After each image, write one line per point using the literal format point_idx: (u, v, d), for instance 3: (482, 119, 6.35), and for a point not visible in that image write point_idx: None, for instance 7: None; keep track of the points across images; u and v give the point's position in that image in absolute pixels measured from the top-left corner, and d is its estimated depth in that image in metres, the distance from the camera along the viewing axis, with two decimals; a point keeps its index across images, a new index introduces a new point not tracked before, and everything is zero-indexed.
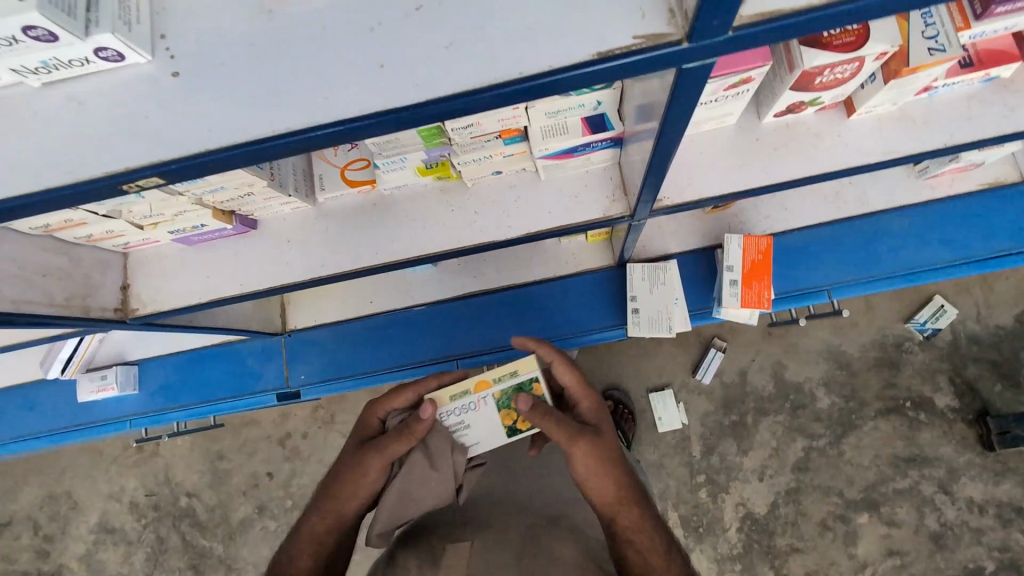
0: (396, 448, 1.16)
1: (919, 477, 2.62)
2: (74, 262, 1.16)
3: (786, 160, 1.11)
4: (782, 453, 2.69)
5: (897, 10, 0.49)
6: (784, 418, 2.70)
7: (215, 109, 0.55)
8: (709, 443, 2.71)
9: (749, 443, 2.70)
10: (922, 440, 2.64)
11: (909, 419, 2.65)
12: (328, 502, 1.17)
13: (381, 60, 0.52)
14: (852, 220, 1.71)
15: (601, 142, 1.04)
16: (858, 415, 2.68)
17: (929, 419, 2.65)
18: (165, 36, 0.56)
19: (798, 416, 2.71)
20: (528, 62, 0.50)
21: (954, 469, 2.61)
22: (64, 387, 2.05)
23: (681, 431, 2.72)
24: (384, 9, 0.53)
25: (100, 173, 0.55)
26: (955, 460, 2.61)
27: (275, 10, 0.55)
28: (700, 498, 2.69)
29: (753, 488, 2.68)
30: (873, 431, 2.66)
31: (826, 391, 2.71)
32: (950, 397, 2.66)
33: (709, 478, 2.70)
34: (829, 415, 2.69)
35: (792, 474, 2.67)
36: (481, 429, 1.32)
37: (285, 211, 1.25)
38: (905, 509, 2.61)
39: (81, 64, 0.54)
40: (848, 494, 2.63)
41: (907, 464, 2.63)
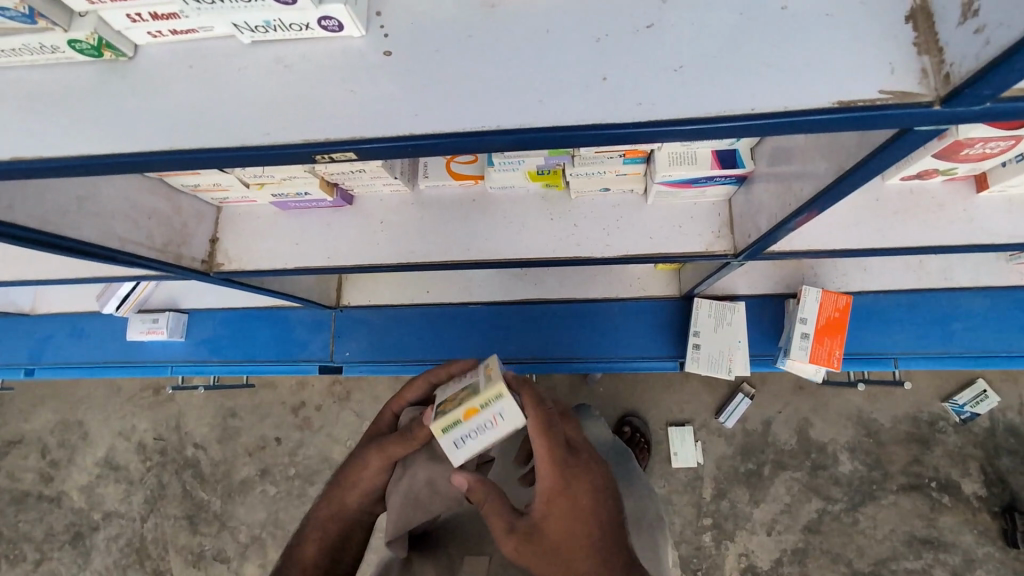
0: (397, 448, 0.99)
1: (932, 560, 2.54)
2: (176, 209, 1.17)
3: (905, 224, 1.09)
4: (795, 510, 2.63)
5: None
6: (803, 475, 2.65)
7: (424, 92, 0.54)
8: (721, 487, 2.66)
9: (763, 494, 2.64)
10: (942, 523, 2.56)
11: (932, 500, 2.58)
12: (337, 492, 1.04)
13: (605, 72, 0.52)
14: (933, 292, 1.67)
15: (726, 178, 1.01)
16: (879, 486, 2.61)
17: (952, 503, 2.57)
18: (380, 14, 0.56)
19: (817, 476, 2.64)
20: (762, 98, 0.49)
21: (971, 559, 2.53)
22: (112, 323, 2.07)
23: (694, 470, 2.67)
24: (613, 21, 0.53)
25: (300, 141, 0.55)
26: (973, 549, 2.53)
27: (499, 5, 0.55)
28: (704, 541, 2.63)
29: (759, 541, 2.61)
30: (893, 505, 2.59)
31: (850, 455, 2.65)
32: (978, 484, 2.58)
33: (716, 522, 2.64)
34: (849, 480, 2.63)
35: (802, 534, 2.61)
36: (450, 387, 1.02)
37: (383, 192, 1.25)
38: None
39: (299, 29, 0.54)
40: (856, 564, 2.56)
41: (921, 544, 2.55)
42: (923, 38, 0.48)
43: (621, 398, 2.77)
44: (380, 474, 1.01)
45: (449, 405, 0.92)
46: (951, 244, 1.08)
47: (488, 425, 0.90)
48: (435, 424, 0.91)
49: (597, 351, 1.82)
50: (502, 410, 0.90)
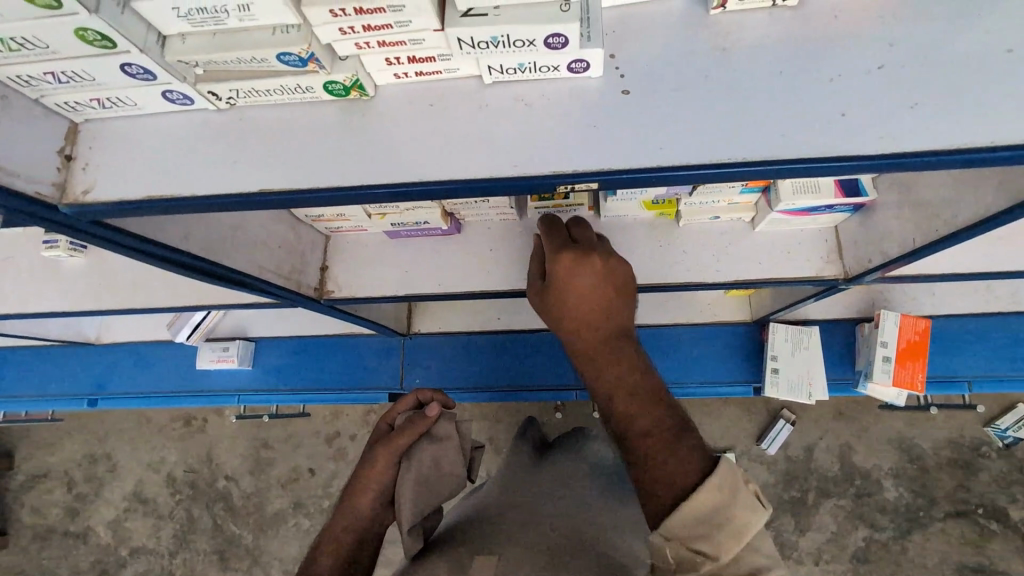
0: (403, 440, 1.15)
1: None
2: (297, 237, 1.20)
3: (1014, 251, 1.13)
4: (842, 539, 2.60)
5: None
6: (849, 502, 2.63)
7: (667, 127, 0.58)
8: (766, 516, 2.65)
9: (807, 523, 2.63)
10: (992, 550, 2.54)
11: (981, 527, 2.56)
12: (348, 503, 1.09)
13: (842, 108, 0.56)
14: (1003, 316, 1.71)
15: (845, 206, 1.05)
16: (926, 513, 2.59)
17: (1002, 530, 2.55)
18: (615, 57, 0.61)
19: (862, 504, 2.62)
20: (1004, 132, 0.52)
21: None
22: (177, 352, 2.09)
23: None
24: (844, 64, 0.57)
25: (547, 172, 0.58)
26: None
27: (729, 49, 0.59)
28: None
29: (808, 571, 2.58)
30: (941, 533, 2.57)
31: (894, 482, 2.63)
32: None
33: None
34: (896, 507, 2.60)
35: (850, 563, 2.57)
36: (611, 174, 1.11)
37: (491, 220, 1.29)
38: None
39: (547, 70, 0.59)
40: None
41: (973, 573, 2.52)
42: None
43: None
44: (389, 469, 1.13)
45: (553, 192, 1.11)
46: None
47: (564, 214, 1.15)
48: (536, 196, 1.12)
49: (671, 376, 1.81)
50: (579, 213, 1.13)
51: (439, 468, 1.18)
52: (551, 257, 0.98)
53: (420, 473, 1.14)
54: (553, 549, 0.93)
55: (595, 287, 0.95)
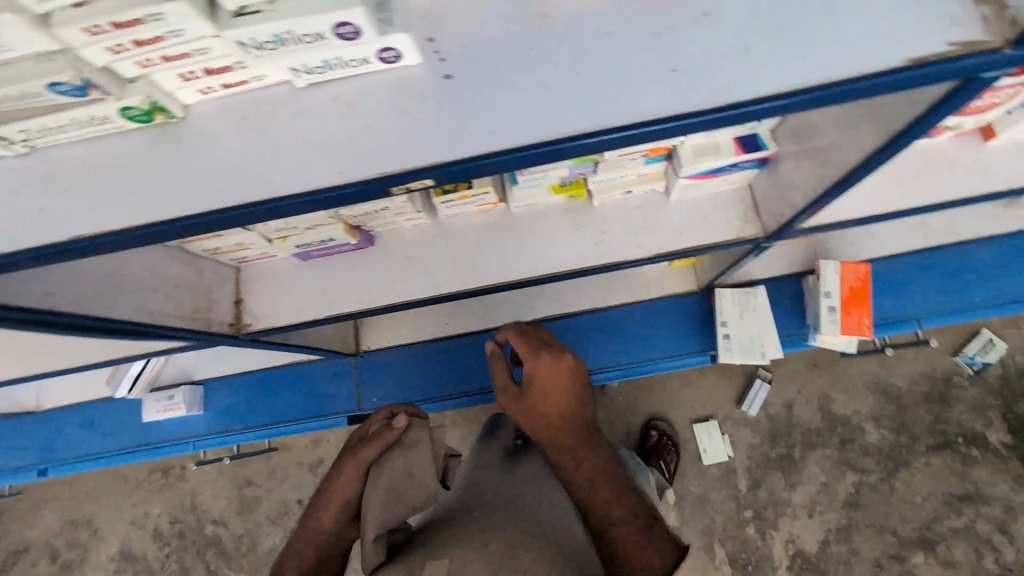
0: (366, 452, 1.07)
1: (974, 516, 2.41)
2: (198, 274, 1.13)
3: (923, 185, 1.12)
4: (833, 487, 2.49)
5: None
6: (834, 451, 2.52)
7: (495, 109, 0.54)
8: (757, 476, 2.51)
9: (797, 477, 2.50)
10: (976, 477, 2.43)
11: (962, 455, 2.45)
12: (309, 520, 1.03)
13: (673, 64, 0.52)
14: (939, 249, 1.73)
15: (749, 163, 1.02)
16: (909, 450, 2.48)
17: (983, 456, 2.45)
18: (433, 40, 0.56)
19: (845, 450, 2.51)
20: (835, 68, 0.50)
21: (1012, 507, 2.40)
22: (123, 407, 1.99)
23: (728, 463, 2.52)
24: (670, 15, 0.53)
25: (375, 175, 0.54)
26: (1012, 498, 2.41)
27: (551, 15, 0.55)
28: (748, 534, 2.47)
29: (803, 525, 2.46)
30: (927, 468, 2.46)
31: (874, 424, 2.52)
32: (1003, 432, 2.47)
33: (760, 511, 2.48)
34: (880, 448, 2.50)
35: (844, 510, 2.45)
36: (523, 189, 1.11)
37: (404, 227, 1.24)
38: (963, 549, 2.37)
39: (357, 64, 0.54)
40: (903, 532, 2.42)
41: (961, 502, 2.41)
42: None
43: (642, 403, 2.62)
44: (353, 482, 1.05)
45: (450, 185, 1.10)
46: (971, 195, 1.11)
47: (469, 202, 1.16)
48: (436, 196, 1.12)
49: (627, 356, 1.80)
50: (483, 198, 1.14)
51: (414, 474, 1.09)
52: (527, 358, 1.07)
53: (390, 482, 1.05)
54: (512, 537, 0.94)
55: (567, 383, 1.04)
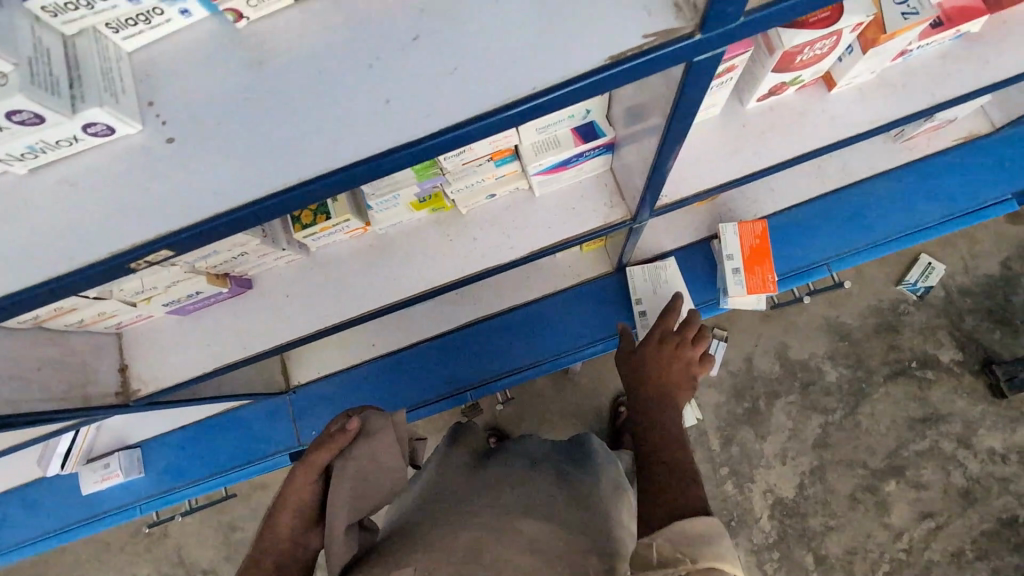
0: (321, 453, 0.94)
1: (937, 436, 2.20)
2: (67, 350, 1.09)
3: (775, 141, 1.13)
4: (801, 432, 2.25)
5: None
6: (798, 396, 2.27)
7: (221, 168, 0.53)
8: (726, 433, 2.28)
9: (767, 427, 2.27)
10: (935, 398, 2.22)
11: (918, 380, 2.24)
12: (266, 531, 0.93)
13: (387, 95, 0.51)
14: (839, 192, 1.74)
15: (593, 151, 1.02)
16: (867, 382, 2.25)
17: (938, 376, 2.23)
18: (152, 103, 0.54)
19: (810, 393, 2.27)
20: (538, 77, 0.49)
21: (971, 422, 2.19)
22: (63, 483, 1.95)
23: (698, 426, 2.27)
24: (380, 44, 0.52)
25: (106, 255, 0.52)
26: (969, 413, 2.20)
27: (266, 60, 0.54)
28: (726, 491, 2.23)
29: (778, 472, 2.23)
30: (886, 398, 2.24)
31: (832, 363, 2.29)
32: (952, 349, 2.25)
33: (734, 469, 2.25)
34: (839, 387, 2.27)
35: (815, 453, 2.23)
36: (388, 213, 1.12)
37: (279, 266, 1.22)
38: (931, 472, 2.18)
39: (68, 143, 0.52)
40: (872, 463, 2.20)
41: (921, 424, 2.21)
42: None
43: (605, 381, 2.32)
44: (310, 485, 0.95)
45: (308, 219, 1.08)
46: (825, 144, 1.12)
47: (338, 231, 1.14)
48: (298, 231, 1.10)
49: (554, 349, 1.82)
50: (348, 226, 1.12)
51: (376, 466, 0.95)
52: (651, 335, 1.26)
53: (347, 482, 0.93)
54: (473, 537, 0.81)
55: (676, 361, 1.19)
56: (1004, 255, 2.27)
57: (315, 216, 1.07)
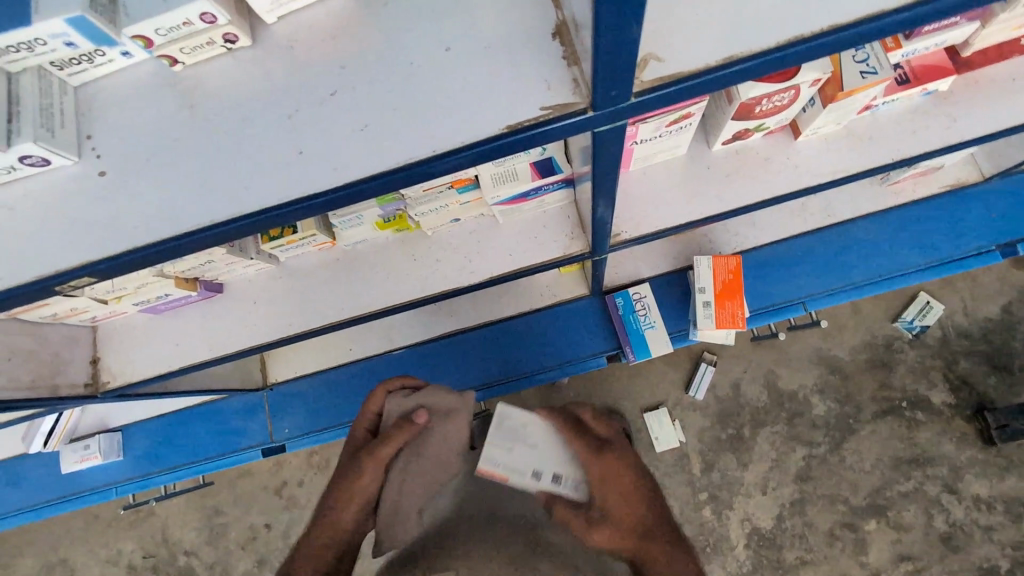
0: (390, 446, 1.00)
1: (923, 478, 2.17)
2: (41, 342, 1.15)
3: (740, 184, 1.14)
4: (783, 463, 2.23)
5: (764, 71, 0.52)
6: (782, 427, 2.25)
7: (145, 203, 0.56)
8: (708, 459, 2.25)
9: (749, 456, 2.24)
10: (923, 439, 2.19)
11: (907, 421, 2.20)
12: (326, 516, 0.99)
13: (300, 146, 0.54)
14: (822, 231, 1.74)
15: (554, 184, 1.06)
16: (855, 419, 2.23)
17: (928, 418, 2.20)
18: (91, 137, 0.58)
19: (795, 426, 2.25)
20: (439, 140, 0.52)
21: (957, 467, 2.16)
22: (46, 461, 2.01)
23: (680, 449, 2.26)
24: (300, 97, 0.55)
25: (32, 278, 0.55)
26: (957, 457, 2.17)
27: (196, 104, 0.57)
28: (704, 517, 2.23)
29: (757, 503, 2.22)
30: (873, 436, 2.21)
31: (820, 397, 2.26)
32: (945, 392, 2.21)
33: (712, 495, 2.23)
34: (826, 421, 2.24)
35: (795, 486, 2.21)
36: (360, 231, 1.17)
37: (250, 272, 1.26)
38: (913, 514, 2.15)
39: (7, 171, 0.55)
40: (853, 500, 2.18)
41: (908, 464, 2.18)
42: (569, 50, 0.51)
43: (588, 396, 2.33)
44: (375, 480, 0.99)
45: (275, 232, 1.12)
46: (788, 191, 1.13)
47: (305, 243, 1.18)
48: (264, 242, 1.14)
49: (527, 366, 1.83)
50: (315, 240, 1.16)
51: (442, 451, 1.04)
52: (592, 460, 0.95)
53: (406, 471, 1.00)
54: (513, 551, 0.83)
55: (631, 481, 0.96)
56: (1005, 299, 2.24)
57: (282, 230, 1.12)
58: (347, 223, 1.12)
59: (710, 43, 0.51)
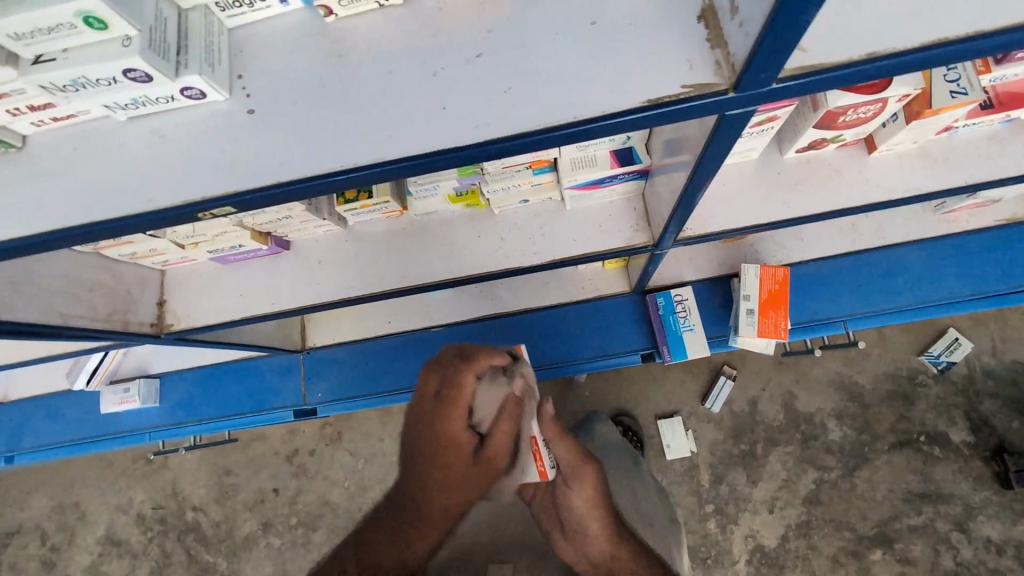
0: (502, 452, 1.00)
1: (933, 514, 2.16)
2: (116, 278, 1.19)
3: (806, 194, 1.15)
4: (794, 484, 2.23)
5: (894, 73, 0.54)
6: (796, 448, 2.25)
7: (287, 141, 0.59)
8: (718, 471, 2.26)
9: (760, 473, 2.25)
10: (938, 475, 2.18)
11: (924, 455, 2.19)
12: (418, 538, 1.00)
13: (444, 101, 0.57)
14: (869, 252, 1.73)
15: (628, 175, 1.08)
16: (870, 448, 2.22)
17: (945, 454, 2.19)
18: (242, 77, 0.62)
19: (810, 448, 2.25)
20: (580, 107, 0.54)
21: (970, 507, 2.15)
22: (85, 399, 2.08)
23: (690, 459, 2.27)
24: (446, 56, 0.59)
25: (177, 203, 0.59)
26: (971, 497, 2.15)
27: (345, 55, 0.61)
28: (709, 528, 2.23)
29: (763, 520, 2.22)
30: (888, 467, 2.20)
31: (838, 422, 2.26)
32: (966, 431, 2.20)
33: (718, 508, 2.24)
34: (841, 447, 2.24)
35: (804, 508, 2.21)
36: (435, 202, 1.21)
37: (317, 233, 1.30)
38: (920, 549, 2.14)
39: (166, 101, 0.60)
40: (860, 529, 2.18)
41: (920, 499, 2.17)
42: (714, 32, 0.54)
43: (608, 395, 2.34)
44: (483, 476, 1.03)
45: (352, 194, 1.15)
46: (853, 205, 1.14)
47: (375, 210, 1.21)
48: (338, 204, 1.17)
49: (559, 357, 1.85)
50: (386, 207, 1.20)
51: None
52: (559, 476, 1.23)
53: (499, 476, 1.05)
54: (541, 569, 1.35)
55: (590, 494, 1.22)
56: None
57: (358, 193, 1.14)
58: (421, 192, 1.15)
59: (847, 38, 0.53)
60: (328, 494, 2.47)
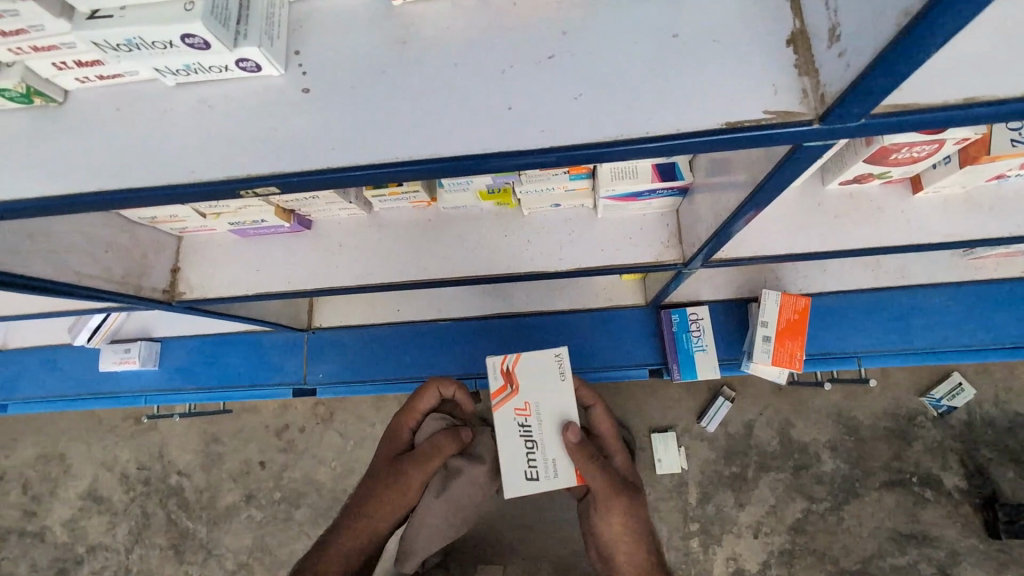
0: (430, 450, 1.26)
1: (917, 556, 2.15)
2: (132, 239, 1.17)
3: (846, 228, 1.12)
4: (781, 512, 2.22)
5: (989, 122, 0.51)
6: (788, 475, 2.23)
7: (339, 123, 0.57)
8: (707, 490, 2.24)
9: (749, 496, 2.23)
10: (926, 517, 2.16)
11: (915, 496, 2.18)
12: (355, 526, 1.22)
13: (510, 102, 0.55)
14: (891, 291, 1.72)
15: (667, 190, 1.06)
16: (862, 484, 2.20)
17: (935, 498, 2.17)
18: (299, 53, 0.60)
19: (801, 476, 2.23)
20: (654, 123, 0.52)
21: (955, 552, 2.13)
22: (85, 355, 2.06)
23: (680, 476, 2.25)
24: (515, 54, 0.56)
25: (220, 177, 0.57)
26: (957, 542, 2.14)
27: (410, 41, 0.59)
28: (691, 546, 2.21)
29: (746, 543, 2.21)
30: (877, 504, 2.19)
31: (833, 454, 2.24)
32: (959, 476, 2.18)
33: (703, 527, 2.22)
34: (832, 479, 2.22)
35: (788, 535, 2.20)
36: (464, 196, 1.19)
37: (340, 215, 1.28)
38: None
39: (219, 70, 0.57)
40: (843, 563, 2.16)
41: (906, 539, 2.16)
42: (803, 59, 0.52)
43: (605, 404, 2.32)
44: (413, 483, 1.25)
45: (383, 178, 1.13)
46: (891, 243, 1.11)
47: (405, 198, 1.19)
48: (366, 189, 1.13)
49: None
50: (417, 196, 1.18)
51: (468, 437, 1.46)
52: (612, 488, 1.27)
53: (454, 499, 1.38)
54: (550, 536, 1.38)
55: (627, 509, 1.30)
56: None
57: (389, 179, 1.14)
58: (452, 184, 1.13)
59: (945, 80, 0.51)
60: (314, 473, 2.45)
